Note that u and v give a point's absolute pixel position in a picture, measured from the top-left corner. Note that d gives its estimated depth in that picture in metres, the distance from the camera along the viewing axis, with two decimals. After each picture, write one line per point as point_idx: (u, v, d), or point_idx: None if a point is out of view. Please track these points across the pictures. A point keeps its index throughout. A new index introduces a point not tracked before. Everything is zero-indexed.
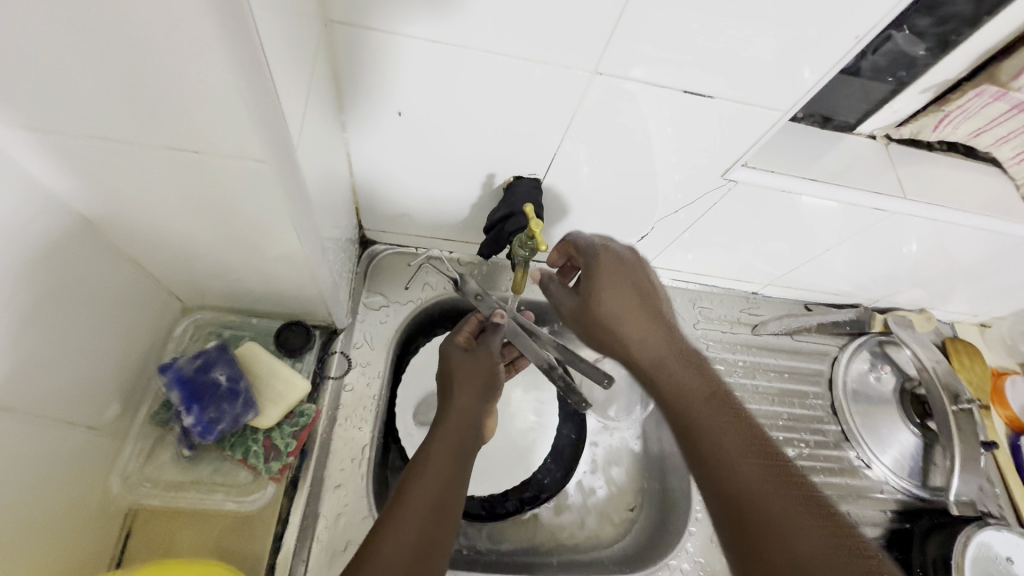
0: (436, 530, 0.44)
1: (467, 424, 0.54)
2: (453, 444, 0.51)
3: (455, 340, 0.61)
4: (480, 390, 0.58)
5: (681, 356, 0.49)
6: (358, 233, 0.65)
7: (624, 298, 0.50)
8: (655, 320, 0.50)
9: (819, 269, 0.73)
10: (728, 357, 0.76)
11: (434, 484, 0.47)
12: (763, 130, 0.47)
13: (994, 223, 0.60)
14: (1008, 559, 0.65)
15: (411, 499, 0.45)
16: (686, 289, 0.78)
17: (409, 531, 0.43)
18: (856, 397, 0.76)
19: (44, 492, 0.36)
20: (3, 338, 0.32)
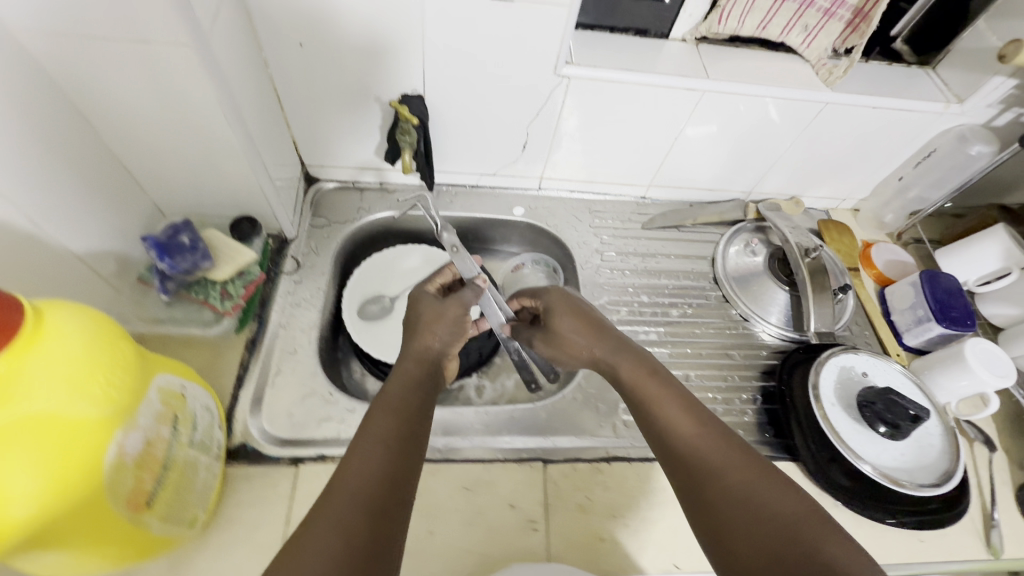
0: (404, 443, 0.47)
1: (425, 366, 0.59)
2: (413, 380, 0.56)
3: (422, 300, 0.69)
4: (447, 332, 0.66)
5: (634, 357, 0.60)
6: (303, 169, 0.83)
7: (582, 330, 0.65)
8: (609, 341, 0.63)
9: (683, 164, 0.88)
10: (620, 245, 0.89)
11: (395, 412, 0.50)
12: (564, 24, 0.64)
13: (791, 91, 0.75)
14: (863, 374, 0.75)
15: (375, 426, 0.48)
16: (583, 198, 0.93)
17: (376, 449, 0.46)
18: (738, 270, 0.88)
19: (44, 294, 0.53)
20: (31, 178, 0.50)
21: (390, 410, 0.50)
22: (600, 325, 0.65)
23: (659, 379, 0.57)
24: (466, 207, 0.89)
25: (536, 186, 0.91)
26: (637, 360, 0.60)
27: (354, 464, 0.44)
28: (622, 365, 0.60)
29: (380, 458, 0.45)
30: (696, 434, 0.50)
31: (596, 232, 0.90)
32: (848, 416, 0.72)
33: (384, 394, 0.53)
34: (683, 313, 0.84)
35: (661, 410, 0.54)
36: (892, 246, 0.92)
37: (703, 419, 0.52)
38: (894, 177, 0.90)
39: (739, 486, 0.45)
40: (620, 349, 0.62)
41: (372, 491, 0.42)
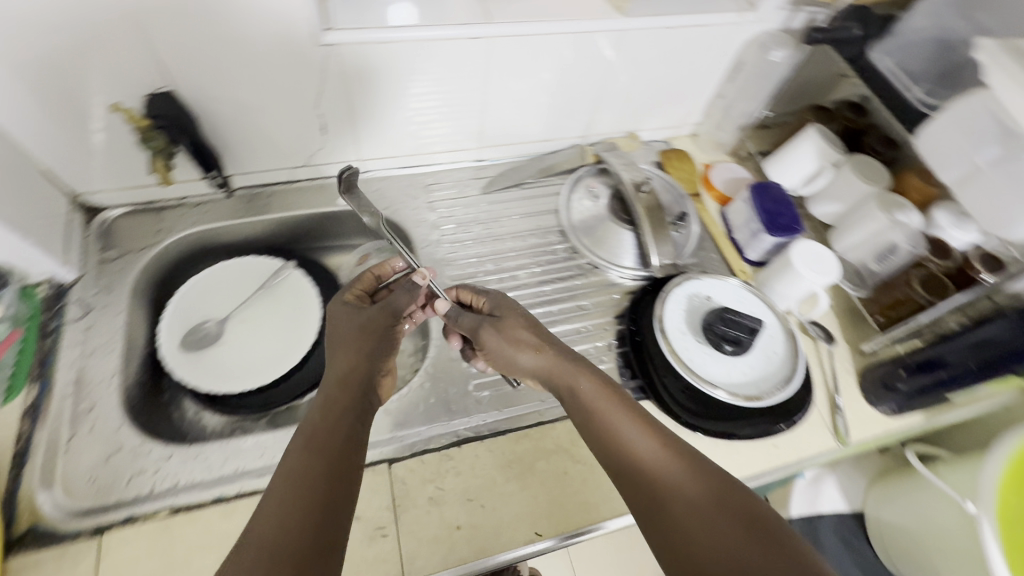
0: (328, 504, 0.42)
1: (354, 395, 0.51)
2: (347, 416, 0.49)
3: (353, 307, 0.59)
4: (384, 338, 0.57)
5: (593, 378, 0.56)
6: (74, 199, 0.72)
7: (531, 344, 0.59)
8: (559, 357, 0.57)
9: (506, 119, 0.84)
10: (459, 216, 0.85)
11: (319, 470, 0.44)
12: None
13: (583, 25, 0.72)
14: (707, 297, 0.76)
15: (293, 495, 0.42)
16: (416, 173, 0.87)
17: (289, 512, 0.41)
18: (584, 217, 0.86)
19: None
20: None
21: (307, 461, 0.44)
22: (547, 339, 0.60)
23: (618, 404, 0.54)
24: (286, 206, 0.82)
25: (359, 170, 0.84)
26: (594, 380, 0.55)
27: (270, 515, 0.41)
28: (574, 385, 0.55)
29: (295, 512, 0.41)
30: (657, 459, 0.49)
31: (434, 205, 0.86)
32: (698, 343, 0.72)
33: (298, 449, 0.46)
34: (530, 274, 0.82)
35: (623, 438, 0.51)
36: (730, 165, 0.93)
37: (661, 439, 0.51)
38: (717, 96, 0.90)
39: (718, 519, 0.45)
40: (577, 369, 0.56)
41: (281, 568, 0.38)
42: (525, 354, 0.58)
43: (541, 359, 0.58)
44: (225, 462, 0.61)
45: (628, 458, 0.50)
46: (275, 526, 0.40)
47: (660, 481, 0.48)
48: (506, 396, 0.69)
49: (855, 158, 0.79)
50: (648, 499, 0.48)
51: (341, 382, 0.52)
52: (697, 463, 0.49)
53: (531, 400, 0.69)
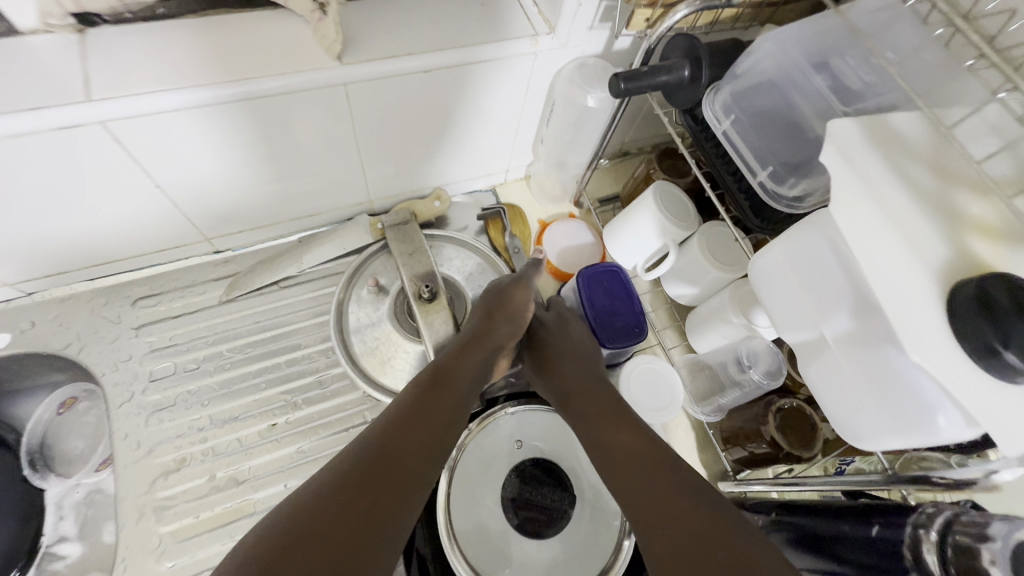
0: (427, 463, 0.45)
1: (443, 385, 0.52)
2: (464, 391, 0.52)
3: (519, 288, 0.62)
4: (515, 320, 0.61)
5: (593, 388, 0.57)
6: None
7: (577, 348, 0.59)
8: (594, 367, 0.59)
9: (226, 204, 0.58)
10: (183, 342, 0.61)
11: (420, 436, 0.46)
12: None
13: (265, 83, 0.46)
14: (516, 443, 0.57)
15: (399, 443, 0.45)
16: (118, 283, 0.62)
17: (360, 439, 0.44)
18: (362, 327, 0.62)
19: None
20: None
21: (385, 420, 0.46)
22: (587, 354, 0.59)
23: (634, 429, 0.51)
24: None
25: (19, 293, 0.58)
26: (606, 401, 0.55)
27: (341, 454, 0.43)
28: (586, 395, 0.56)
29: (349, 456, 0.42)
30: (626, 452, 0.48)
31: (142, 334, 0.60)
32: (499, 524, 0.52)
33: (445, 360, 0.54)
34: (283, 423, 0.58)
35: (615, 448, 0.49)
36: (569, 224, 0.71)
37: (662, 465, 0.46)
38: (539, 135, 0.67)
39: (695, 524, 0.40)
40: (590, 388, 0.57)
41: (363, 499, 0.39)
42: (563, 370, 0.59)
43: (581, 367, 0.58)
44: None
45: (628, 479, 0.46)
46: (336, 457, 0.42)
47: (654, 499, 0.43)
48: None
49: (705, 228, 0.59)
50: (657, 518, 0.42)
51: (466, 359, 0.55)
52: (698, 487, 0.44)
53: None
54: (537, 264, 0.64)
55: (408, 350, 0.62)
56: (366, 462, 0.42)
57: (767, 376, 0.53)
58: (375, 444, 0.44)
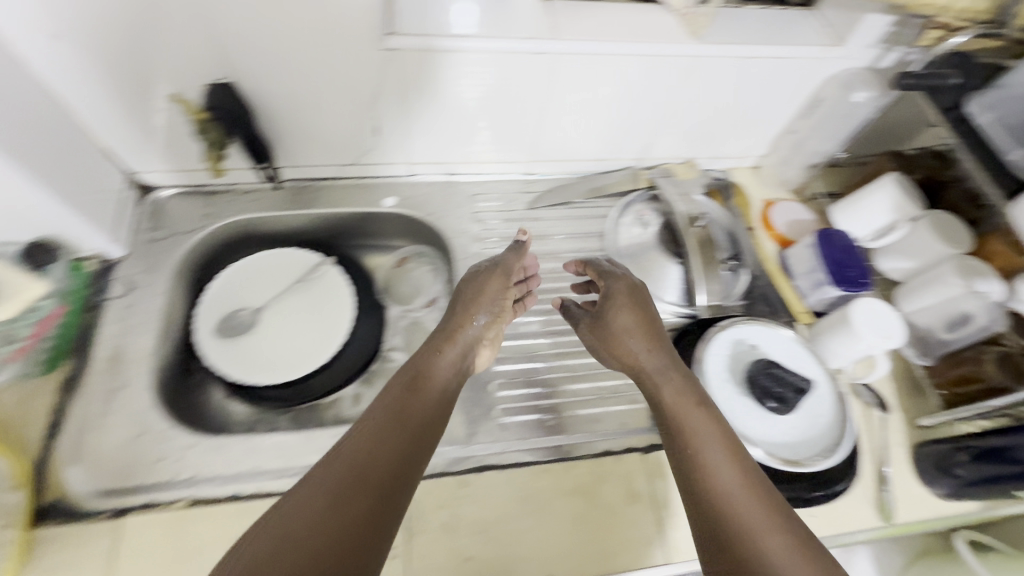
0: (397, 458, 0.48)
1: (416, 391, 0.54)
2: (424, 384, 0.55)
3: (494, 276, 0.67)
4: (489, 308, 0.65)
5: (685, 389, 0.57)
6: (132, 178, 0.74)
7: (636, 331, 0.62)
8: (665, 352, 0.61)
9: (562, 134, 0.81)
10: (503, 229, 0.83)
11: (396, 446, 0.48)
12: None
13: (655, 47, 0.68)
14: (752, 345, 0.72)
15: (368, 469, 0.45)
16: (462, 181, 0.86)
17: (363, 448, 0.47)
18: (631, 244, 0.83)
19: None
20: None
21: (361, 429, 0.49)
22: (653, 322, 0.64)
23: (717, 433, 0.53)
24: (331, 203, 0.82)
25: (407, 172, 0.83)
26: (670, 393, 0.57)
27: (321, 472, 0.45)
28: (667, 388, 0.58)
29: (336, 477, 0.45)
30: (732, 480, 0.49)
31: (476, 217, 0.84)
32: (738, 394, 0.68)
33: (420, 364, 0.58)
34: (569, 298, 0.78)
35: (711, 457, 0.51)
36: (793, 204, 0.87)
37: (755, 487, 0.49)
38: (788, 131, 0.85)
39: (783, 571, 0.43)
40: (667, 369, 0.59)
41: (359, 522, 0.42)
42: (636, 347, 0.61)
43: (645, 355, 0.61)
44: (242, 457, 0.61)
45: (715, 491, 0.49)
46: (324, 470, 0.45)
47: (734, 519, 0.46)
48: (533, 424, 0.66)
49: (933, 214, 0.72)
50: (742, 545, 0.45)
51: (434, 361, 0.58)
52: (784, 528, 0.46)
53: (553, 434, 0.66)
54: (517, 254, 0.69)
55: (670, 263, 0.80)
56: (342, 487, 0.44)
57: (991, 324, 0.67)
58: (343, 478, 0.44)
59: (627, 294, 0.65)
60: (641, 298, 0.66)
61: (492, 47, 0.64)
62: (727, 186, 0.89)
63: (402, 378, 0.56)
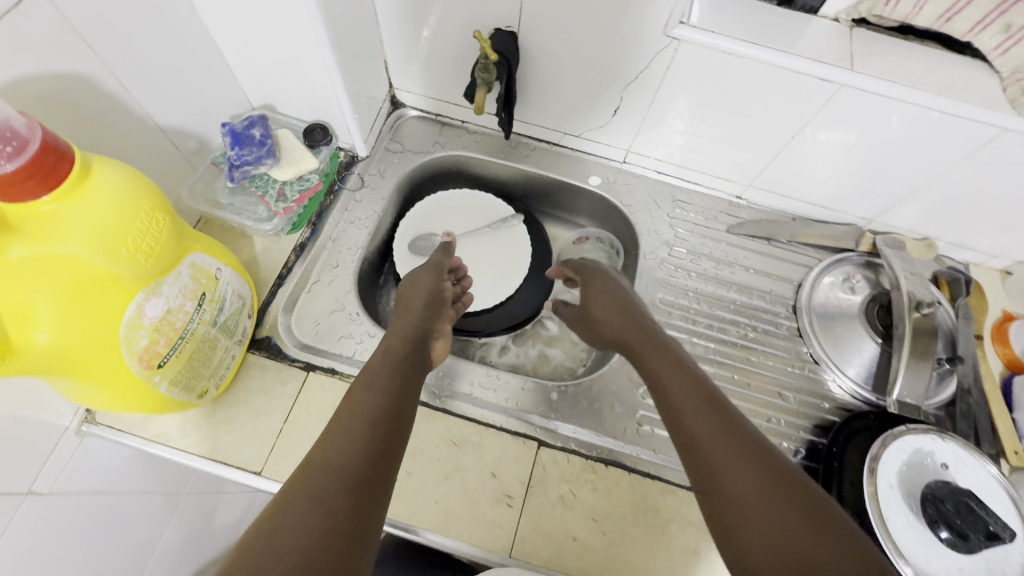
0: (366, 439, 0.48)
1: (376, 386, 0.55)
2: (383, 360, 0.58)
3: (426, 274, 0.71)
4: (428, 313, 0.68)
5: (654, 351, 0.60)
6: (390, 91, 0.83)
7: (615, 312, 0.66)
8: (642, 327, 0.64)
9: (797, 169, 0.75)
10: (695, 244, 0.80)
11: (368, 434, 0.49)
12: None
13: (961, 108, 0.59)
14: (942, 465, 0.62)
15: (341, 455, 0.46)
16: (669, 183, 0.84)
17: (333, 443, 0.47)
18: (826, 303, 0.76)
19: (94, 142, 0.51)
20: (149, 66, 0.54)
21: (349, 427, 0.49)
22: (633, 309, 0.67)
23: (697, 399, 0.52)
24: (541, 166, 0.85)
25: (621, 158, 0.83)
26: (663, 352, 0.59)
27: (320, 463, 0.46)
28: (648, 358, 0.59)
29: (329, 465, 0.45)
30: (711, 429, 0.48)
31: (671, 222, 0.81)
32: (905, 506, 0.60)
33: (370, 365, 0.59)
34: (742, 335, 0.74)
35: (683, 417, 0.51)
36: None
37: (742, 441, 0.47)
38: None
39: (766, 518, 0.42)
40: (645, 338, 0.62)
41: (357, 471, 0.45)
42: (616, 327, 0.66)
43: (623, 329, 0.64)
44: None
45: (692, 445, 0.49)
46: (325, 461, 0.46)
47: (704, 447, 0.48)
48: (669, 443, 0.64)
49: None
50: (714, 501, 0.45)
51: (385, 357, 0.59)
52: (756, 476, 0.44)
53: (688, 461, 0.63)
54: (446, 253, 0.74)
55: (868, 339, 0.72)
56: (332, 478, 0.44)
57: None
58: (339, 470, 0.45)
59: (603, 287, 0.70)
60: (624, 293, 0.69)
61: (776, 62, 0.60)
62: (960, 280, 0.76)
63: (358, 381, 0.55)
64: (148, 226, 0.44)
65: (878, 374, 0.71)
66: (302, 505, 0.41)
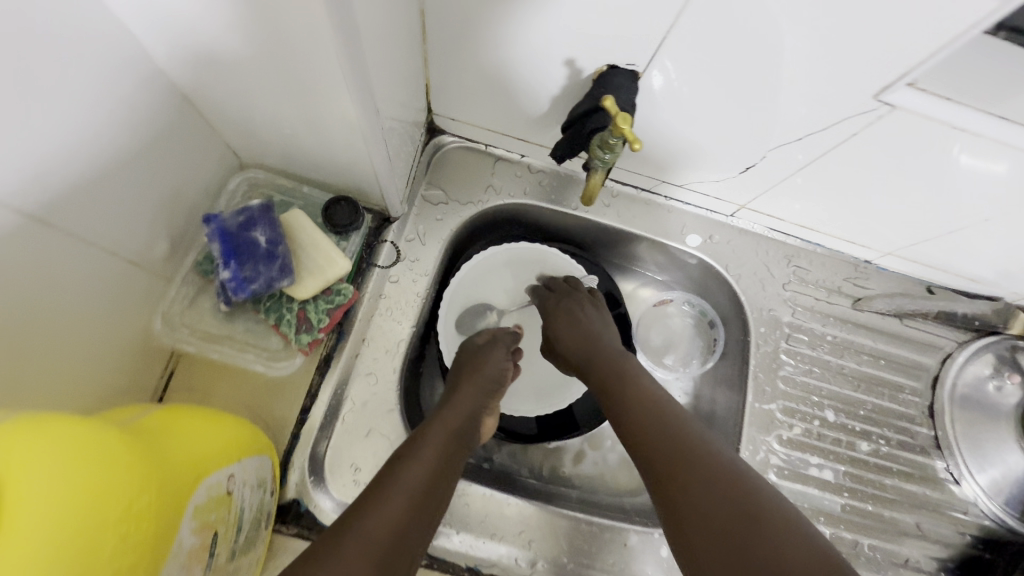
0: (393, 527, 0.38)
1: (412, 449, 0.44)
2: (441, 435, 0.46)
3: (494, 350, 0.56)
4: (488, 391, 0.53)
5: (648, 387, 0.50)
6: (426, 117, 0.60)
7: (580, 339, 0.57)
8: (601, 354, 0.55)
9: (966, 246, 0.58)
10: (815, 328, 0.65)
11: (396, 512, 0.38)
12: (956, 36, 0.36)
13: None
14: None
15: (360, 539, 0.35)
16: (783, 242, 0.67)
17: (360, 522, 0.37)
18: (967, 401, 0.64)
19: (9, 317, 0.31)
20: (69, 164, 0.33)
21: (386, 499, 0.39)
22: (591, 329, 0.57)
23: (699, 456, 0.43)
24: (624, 219, 0.66)
25: (729, 212, 0.65)
26: (642, 391, 0.50)
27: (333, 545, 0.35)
28: (629, 390, 0.50)
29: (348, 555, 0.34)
30: (718, 498, 0.40)
31: (787, 297, 0.66)
32: None
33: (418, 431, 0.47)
34: (873, 451, 0.61)
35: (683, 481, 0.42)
36: None
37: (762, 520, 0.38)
38: None
39: None
40: (638, 373, 0.52)
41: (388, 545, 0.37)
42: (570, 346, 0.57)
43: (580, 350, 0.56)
44: (483, 514, 0.53)
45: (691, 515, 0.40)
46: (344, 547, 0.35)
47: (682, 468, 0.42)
48: None
49: None
50: None
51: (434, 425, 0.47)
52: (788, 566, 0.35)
53: None
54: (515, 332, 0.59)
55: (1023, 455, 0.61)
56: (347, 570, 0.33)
57: None
58: (361, 556, 0.34)
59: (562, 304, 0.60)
60: (570, 307, 0.59)
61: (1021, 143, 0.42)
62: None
63: (396, 452, 0.44)
64: (112, 527, 0.27)
65: None
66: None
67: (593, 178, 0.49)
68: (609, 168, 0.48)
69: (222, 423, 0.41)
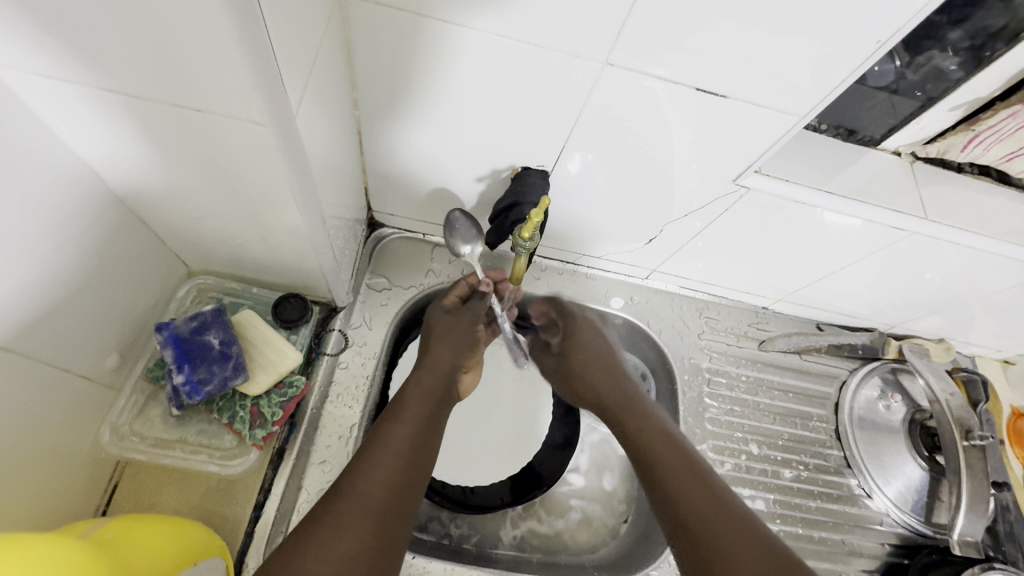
0: (389, 473, 0.44)
1: (399, 412, 0.50)
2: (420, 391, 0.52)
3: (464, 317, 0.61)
4: (461, 344, 0.60)
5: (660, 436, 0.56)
6: (367, 214, 0.66)
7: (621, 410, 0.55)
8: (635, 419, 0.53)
9: (835, 288, 0.70)
10: (731, 370, 0.73)
11: (388, 464, 0.44)
12: (779, 135, 0.47)
13: (1019, 250, 0.57)
14: None
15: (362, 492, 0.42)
16: (694, 298, 0.76)
17: (364, 480, 0.43)
18: (865, 421, 0.73)
19: None
20: (23, 289, 0.35)
21: (377, 455, 0.45)
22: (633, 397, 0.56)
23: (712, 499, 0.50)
24: (554, 289, 0.73)
25: (644, 276, 0.74)
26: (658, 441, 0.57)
27: (344, 501, 0.42)
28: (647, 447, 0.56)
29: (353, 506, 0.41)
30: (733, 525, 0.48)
31: (704, 345, 0.74)
32: None
33: (404, 391, 0.53)
34: (796, 477, 0.69)
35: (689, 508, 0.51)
36: None
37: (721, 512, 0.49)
38: None
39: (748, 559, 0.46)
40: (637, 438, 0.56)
41: (384, 500, 0.43)
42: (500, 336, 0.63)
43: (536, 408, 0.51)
44: None
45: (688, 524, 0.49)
46: (350, 500, 0.42)
47: (660, 469, 0.53)
48: None
49: None
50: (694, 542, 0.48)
51: (417, 385, 0.53)
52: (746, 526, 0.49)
53: None
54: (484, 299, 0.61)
55: (916, 465, 0.70)
56: (358, 514, 0.41)
57: None
58: (365, 505, 0.42)
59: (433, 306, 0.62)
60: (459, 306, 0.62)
61: (845, 208, 0.54)
62: (978, 380, 0.72)
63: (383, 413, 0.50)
64: None
65: (929, 504, 0.69)
66: (320, 543, 0.39)
67: (517, 260, 0.58)
68: (531, 252, 0.56)
69: (178, 529, 0.41)
